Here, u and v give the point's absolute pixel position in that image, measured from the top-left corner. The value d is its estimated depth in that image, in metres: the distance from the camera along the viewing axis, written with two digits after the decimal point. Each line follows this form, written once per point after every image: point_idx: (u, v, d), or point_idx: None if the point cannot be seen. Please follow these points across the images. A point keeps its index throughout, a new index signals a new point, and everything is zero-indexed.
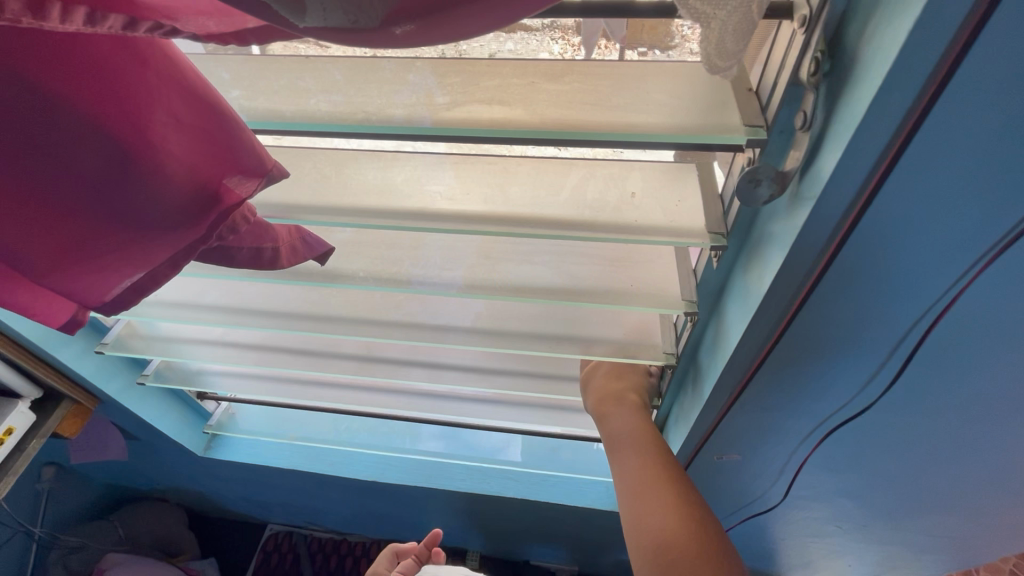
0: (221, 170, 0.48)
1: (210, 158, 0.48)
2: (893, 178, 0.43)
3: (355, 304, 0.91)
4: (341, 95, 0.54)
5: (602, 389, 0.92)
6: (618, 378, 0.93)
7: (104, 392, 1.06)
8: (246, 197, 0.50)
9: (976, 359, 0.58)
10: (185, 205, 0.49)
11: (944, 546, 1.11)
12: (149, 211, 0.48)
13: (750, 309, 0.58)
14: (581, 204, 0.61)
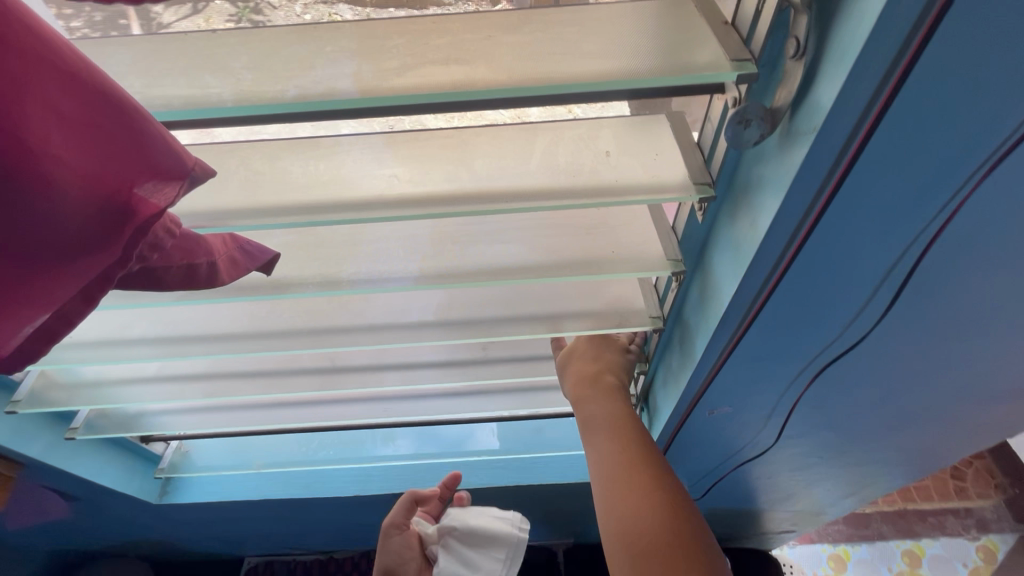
0: (134, 176, 0.40)
1: (111, 163, 0.39)
2: (895, 108, 0.40)
3: (313, 312, 0.82)
4: (266, 71, 0.45)
5: (583, 369, 0.88)
6: (596, 353, 0.90)
7: (25, 457, 0.92)
8: (167, 207, 0.42)
9: (960, 277, 0.58)
10: (93, 225, 0.40)
11: (915, 456, 1.17)
12: (45, 237, 0.38)
13: (745, 260, 0.55)
14: (555, 170, 0.56)
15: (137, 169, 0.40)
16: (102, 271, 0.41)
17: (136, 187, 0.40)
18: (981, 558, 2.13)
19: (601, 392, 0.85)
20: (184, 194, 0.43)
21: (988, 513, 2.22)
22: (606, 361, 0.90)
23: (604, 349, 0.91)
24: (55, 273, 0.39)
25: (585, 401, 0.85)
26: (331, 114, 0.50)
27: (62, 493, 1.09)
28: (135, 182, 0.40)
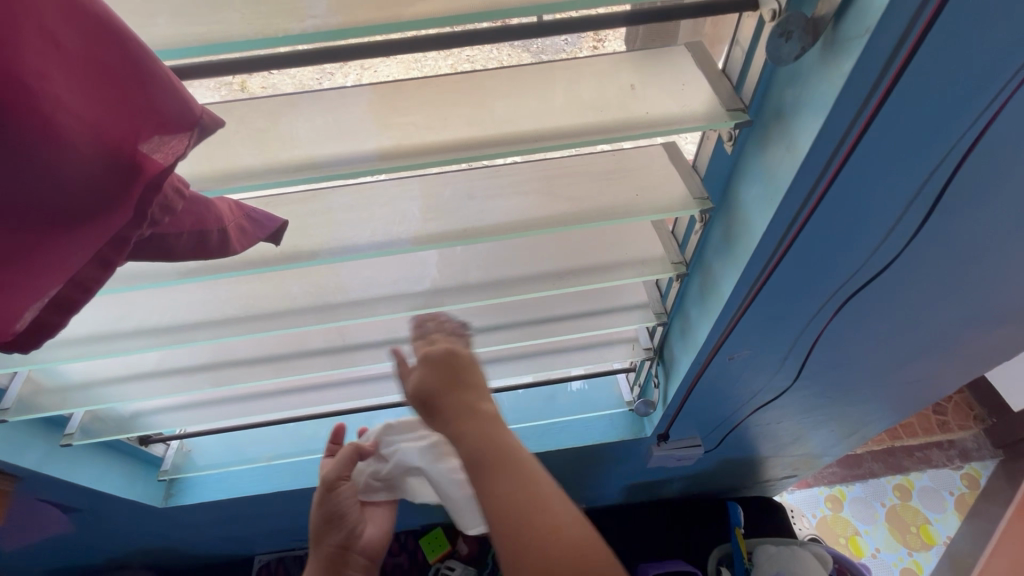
0: (139, 124, 0.35)
1: (115, 109, 0.35)
2: (949, 10, 0.39)
3: (320, 287, 0.78)
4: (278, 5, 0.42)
5: (437, 392, 0.71)
6: (432, 377, 0.72)
7: (20, 469, 0.86)
8: (174, 160, 0.37)
9: (984, 197, 0.58)
10: (100, 179, 0.36)
11: (916, 389, 1.21)
12: (49, 192, 0.35)
13: (780, 189, 0.54)
14: (581, 106, 0.54)
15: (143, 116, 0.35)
16: (116, 234, 0.37)
17: (139, 136, 0.36)
18: (965, 486, 2.26)
19: (461, 409, 0.67)
20: (192, 147, 0.38)
21: (969, 443, 2.34)
22: (452, 374, 0.72)
23: (439, 364, 0.73)
24: (64, 233, 0.36)
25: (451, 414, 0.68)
26: (343, 49, 0.46)
27: (62, 504, 1.03)
28: (139, 130, 0.35)
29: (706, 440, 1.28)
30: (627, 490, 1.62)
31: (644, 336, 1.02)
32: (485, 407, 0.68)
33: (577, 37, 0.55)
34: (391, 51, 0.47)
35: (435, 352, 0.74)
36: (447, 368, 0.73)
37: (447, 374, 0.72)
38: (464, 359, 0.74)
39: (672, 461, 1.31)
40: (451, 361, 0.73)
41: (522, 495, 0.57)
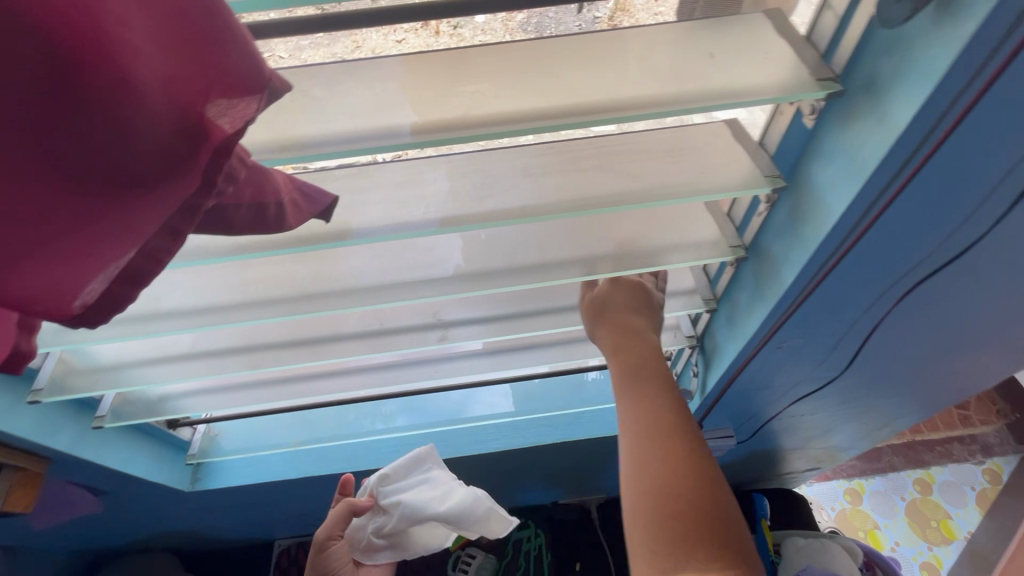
0: (213, 82, 0.33)
1: (188, 66, 0.32)
2: None
3: (361, 269, 0.75)
4: None
5: (613, 312, 0.83)
6: (614, 310, 0.84)
7: (51, 451, 0.85)
8: (246, 124, 0.35)
9: None
10: (171, 141, 0.33)
11: (958, 382, 1.17)
12: (121, 156, 0.31)
13: (866, 167, 0.50)
14: (655, 76, 0.51)
15: (218, 75, 0.33)
16: (184, 202, 0.35)
17: (210, 97, 0.34)
18: (987, 481, 2.22)
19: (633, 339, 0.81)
20: (261, 112, 0.35)
21: (991, 438, 2.27)
22: (622, 308, 0.84)
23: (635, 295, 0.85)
24: (133, 201, 0.33)
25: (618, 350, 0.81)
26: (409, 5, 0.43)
27: (90, 487, 1.02)
28: (209, 89, 0.33)
29: (738, 431, 1.25)
30: None
31: (686, 323, 1.00)
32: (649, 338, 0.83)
33: (590, 17, 0.52)
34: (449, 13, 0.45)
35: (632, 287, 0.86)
36: (616, 302, 0.84)
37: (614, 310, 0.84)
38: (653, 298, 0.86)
39: None
40: (632, 299, 0.85)
41: (658, 440, 0.71)
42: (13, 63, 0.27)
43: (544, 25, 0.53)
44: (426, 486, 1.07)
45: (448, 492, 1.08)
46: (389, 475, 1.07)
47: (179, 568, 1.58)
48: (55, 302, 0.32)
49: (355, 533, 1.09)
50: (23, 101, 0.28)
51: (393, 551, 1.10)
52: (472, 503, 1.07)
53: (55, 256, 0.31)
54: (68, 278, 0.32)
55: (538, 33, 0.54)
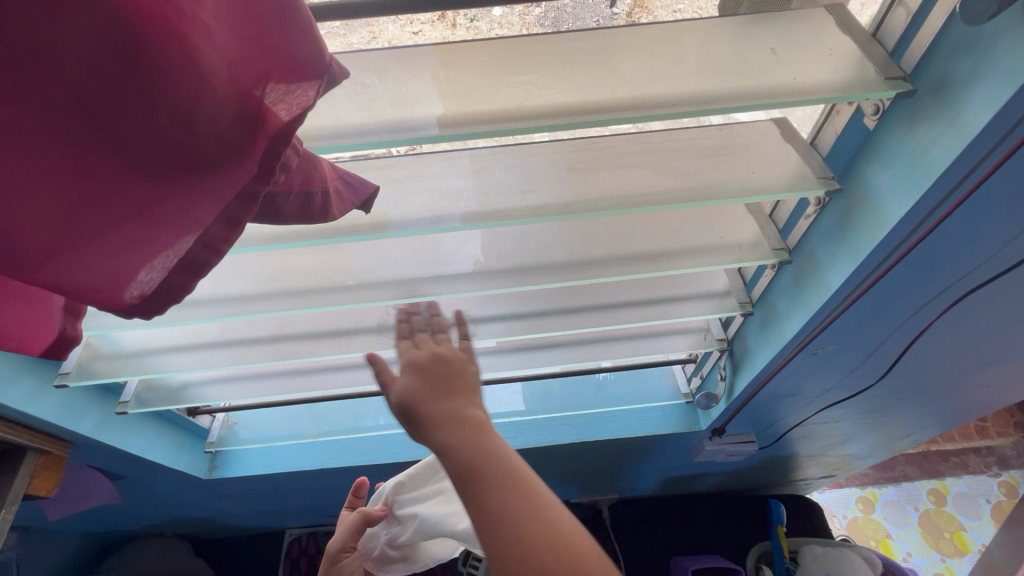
0: (275, 64, 0.31)
1: (251, 45, 0.30)
2: None
3: (394, 261, 0.74)
4: None
5: (422, 401, 0.57)
6: (427, 390, 0.58)
7: (76, 435, 0.84)
8: (304, 110, 0.32)
9: None
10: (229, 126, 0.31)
11: (988, 394, 1.15)
12: (178, 139, 0.30)
13: (932, 171, 0.48)
14: (714, 71, 0.49)
15: (280, 56, 0.31)
16: (241, 190, 0.32)
17: (270, 79, 0.31)
18: (1003, 493, 2.17)
19: (435, 410, 0.55)
20: (318, 99, 0.33)
21: (1008, 450, 2.25)
22: (451, 378, 0.59)
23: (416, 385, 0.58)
24: (188, 187, 0.31)
25: (438, 426, 0.54)
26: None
27: (110, 471, 1.02)
28: (269, 70, 0.31)
29: (760, 436, 1.23)
30: (665, 483, 1.58)
31: (716, 326, 0.98)
32: (475, 412, 0.56)
33: (606, 13, 0.50)
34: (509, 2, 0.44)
35: (410, 376, 0.60)
36: (432, 376, 0.59)
37: (430, 388, 0.58)
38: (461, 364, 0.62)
39: (722, 456, 1.23)
40: (423, 381, 0.59)
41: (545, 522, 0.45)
42: (77, 37, 0.25)
43: (560, 19, 0.50)
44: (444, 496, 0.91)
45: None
46: (404, 485, 0.91)
47: (191, 555, 1.59)
48: (110, 290, 0.31)
49: (367, 543, 0.91)
50: (89, 76, 0.26)
51: (405, 563, 0.92)
52: None
53: (111, 245, 0.30)
54: (121, 262, 0.31)
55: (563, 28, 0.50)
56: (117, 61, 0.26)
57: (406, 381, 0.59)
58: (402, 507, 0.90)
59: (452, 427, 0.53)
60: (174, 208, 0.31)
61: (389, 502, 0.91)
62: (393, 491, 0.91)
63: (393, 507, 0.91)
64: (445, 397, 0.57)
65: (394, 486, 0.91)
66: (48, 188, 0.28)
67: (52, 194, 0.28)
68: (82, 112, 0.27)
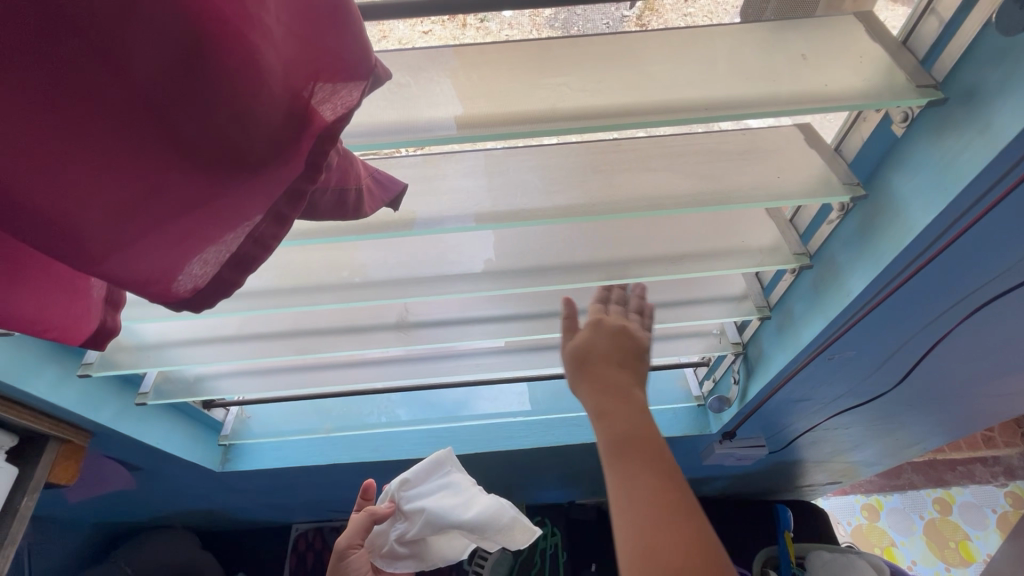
0: (325, 66, 0.32)
1: (302, 45, 0.31)
2: None
3: (414, 259, 0.75)
4: None
5: (596, 362, 0.63)
6: (598, 363, 0.63)
7: (96, 425, 0.85)
8: (351, 110, 0.33)
9: None
10: (283, 127, 0.31)
11: (1000, 404, 1.15)
12: (236, 139, 0.30)
13: (959, 181, 0.48)
14: (744, 76, 0.50)
15: (330, 58, 0.32)
16: (289, 187, 0.33)
17: (318, 78, 0.32)
18: (1009, 505, 2.15)
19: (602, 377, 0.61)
20: (363, 99, 0.33)
21: (1015, 460, 2.22)
22: (620, 348, 0.64)
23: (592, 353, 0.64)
24: (240, 186, 0.32)
25: (598, 397, 0.59)
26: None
27: (125, 462, 1.03)
28: (318, 70, 0.32)
29: (770, 441, 1.23)
30: None
31: (732, 330, 0.99)
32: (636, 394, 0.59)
33: (617, 17, 0.51)
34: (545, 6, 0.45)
35: (593, 339, 0.65)
36: (607, 346, 0.64)
37: (597, 360, 0.63)
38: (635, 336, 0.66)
39: (731, 459, 1.23)
40: (595, 353, 0.64)
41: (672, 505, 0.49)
42: (151, 40, 0.26)
43: (571, 20, 0.51)
44: (447, 490, 0.92)
45: (472, 499, 0.92)
46: (409, 481, 0.93)
47: (198, 547, 1.60)
48: (163, 284, 0.32)
49: (373, 540, 0.90)
50: (157, 76, 0.27)
51: (415, 561, 0.91)
52: (498, 511, 0.90)
53: (167, 241, 0.31)
54: (175, 257, 0.32)
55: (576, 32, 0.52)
56: (185, 62, 0.27)
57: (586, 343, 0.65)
58: (409, 502, 0.91)
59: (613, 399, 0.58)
60: (226, 204, 0.32)
61: (395, 497, 0.92)
62: (397, 488, 0.92)
63: (399, 503, 0.92)
64: (612, 370, 0.61)
65: (399, 482, 0.93)
66: (111, 186, 0.28)
67: (114, 191, 0.28)
68: (143, 111, 0.28)
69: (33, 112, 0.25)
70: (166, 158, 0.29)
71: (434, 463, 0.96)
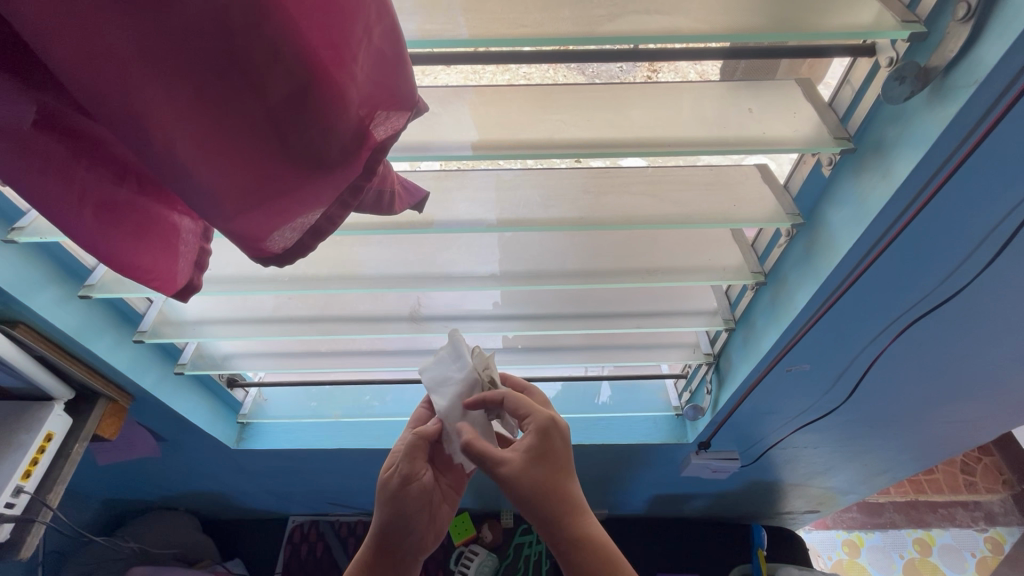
0: (385, 100, 0.44)
1: (373, 83, 0.43)
2: None
3: (430, 257, 0.87)
4: (465, 12, 0.51)
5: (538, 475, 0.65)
6: (532, 469, 0.65)
7: (138, 387, 0.97)
8: (397, 134, 0.46)
9: None
10: (353, 142, 0.43)
11: (954, 432, 1.25)
12: (323, 150, 0.41)
13: (871, 211, 0.61)
14: (704, 122, 0.63)
15: (388, 96, 0.44)
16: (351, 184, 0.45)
17: (378, 109, 0.44)
18: (988, 549, 2.21)
19: (530, 478, 0.65)
20: (407, 124, 0.46)
21: (996, 507, 2.30)
22: (557, 451, 0.68)
23: (521, 464, 0.65)
24: (321, 180, 0.43)
25: (535, 495, 0.64)
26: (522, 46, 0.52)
27: (153, 428, 1.14)
28: (381, 102, 0.44)
29: (742, 454, 1.33)
30: (655, 501, 1.66)
31: (705, 341, 1.10)
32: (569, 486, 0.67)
33: (612, 69, 0.64)
34: (546, 61, 0.59)
35: (532, 437, 0.67)
36: (549, 451, 0.67)
37: (539, 469, 0.66)
38: (564, 430, 0.70)
39: (707, 471, 1.32)
40: (526, 463, 0.65)
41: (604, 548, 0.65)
42: (282, 83, 0.38)
43: (585, 67, 0.63)
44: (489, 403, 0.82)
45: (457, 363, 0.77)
46: (446, 373, 0.75)
47: (199, 529, 1.68)
48: (262, 242, 0.44)
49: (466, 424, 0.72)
50: (281, 106, 0.39)
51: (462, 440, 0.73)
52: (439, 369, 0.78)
53: (268, 214, 0.43)
54: (272, 225, 0.43)
55: (585, 79, 0.65)
56: (301, 97, 0.39)
57: (524, 445, 0.67)
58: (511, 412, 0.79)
59: (548, 517, 0.65)
60: (309, 191, 0.43)
61: (459, 388, 0.74)
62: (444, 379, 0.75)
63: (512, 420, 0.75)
64: (534, 492, 0.64)
65: (445, 373, 0.75)
66: (241, 173, 0.40)
67: (243, 177, 0.40)
68: (269, 127, 0.39)
69: (203, 124, 0.37)
70: (274, 156, 0.40)
71: (447, 345, 0.77)
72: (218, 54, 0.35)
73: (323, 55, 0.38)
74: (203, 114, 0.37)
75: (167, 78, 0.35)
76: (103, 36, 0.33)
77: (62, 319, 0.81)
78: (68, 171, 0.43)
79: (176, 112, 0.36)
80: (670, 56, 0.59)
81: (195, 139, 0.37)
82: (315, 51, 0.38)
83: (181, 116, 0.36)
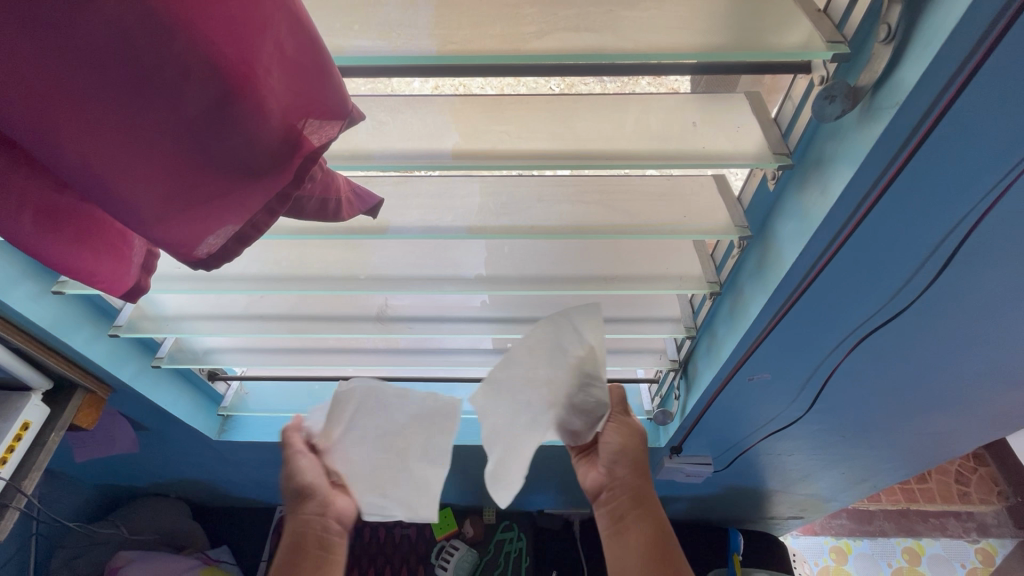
0: (313, 110, 0.45)
1: (298, 95, 0.44)
2: (961, 102, 0.47)
3: (393, 259, 0.89)
4: (398, 28, 0.52)
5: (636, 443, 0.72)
6: (635, 440, 0.72)
7: (115, 379, 1.00)
8: (328, 143, 0.47)
9: (990, 265, 0.64)
10: (277, 151, 0.44)
11: (929, 442, 1.25)
12: (246, 159, 0.43)
13: (811, 226, 0.62)
14: (648, 135, 0.64)
15: (315, 106, 0.45)
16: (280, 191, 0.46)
17: (309, 118, 0.45)
18: (979, 560, 2.19)
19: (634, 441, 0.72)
20: (340, 133, 0.47)
21: (989, 518, 2.28)
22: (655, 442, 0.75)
23: (637, 429, 0.74)
24: (245, 188, 0.44)
25: (631, 453, 0.71)
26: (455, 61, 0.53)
27: (134, 417, 1.18)
28: (311, 111, 0.45)
29: (716, 459, 1.33)
30: None
31: (671, 348, 1.11)
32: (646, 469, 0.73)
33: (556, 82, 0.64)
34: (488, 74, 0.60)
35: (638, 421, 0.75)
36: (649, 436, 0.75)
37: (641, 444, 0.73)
38: None
39: (680, 475, 1.33)
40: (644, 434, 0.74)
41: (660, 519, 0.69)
42: (197, 97, 0.39)
43: (530, 78, 0.63)
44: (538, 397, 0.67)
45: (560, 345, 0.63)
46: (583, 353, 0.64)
47: (188, 516, 1.73)
48: (189, 247, 0.45)
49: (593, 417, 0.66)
50: (198, 118, 0.40)
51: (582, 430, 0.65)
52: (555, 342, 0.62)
53: (194, 220, 0.44)
54: (199, 232, 0.45)
55: (565, 86, 0.65)
56: (218, 110, 0.40)
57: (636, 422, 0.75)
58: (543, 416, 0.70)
59: (645, 473, 0.71)
60: (235, 198, 0.44)
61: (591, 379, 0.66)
62: (575, 378, 0.64)
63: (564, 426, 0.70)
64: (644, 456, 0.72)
65: (578, 372, 0.64)
66: (162, 181, 0.42)
67: (165, 187, 0.42)
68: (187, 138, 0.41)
69: (120, 137, 0.39)
70: (195, 165, 0.42)
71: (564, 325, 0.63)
72: (130, 70, 0.36)
73: (236, 69, 0.39)
74: (115, 126, 0.38)
75: (81, 94, 0.37)
76: (16, 54, 0.35)
77: (37, 313, 0.84)
78: (7, 180, 0.45)
79: (90, 124, 0.38)
80: (611, 69, 0.58)
81: (113, 150, 0.39)
82: (229, 64, 0.39)
83: (96, 129, 0.38)
